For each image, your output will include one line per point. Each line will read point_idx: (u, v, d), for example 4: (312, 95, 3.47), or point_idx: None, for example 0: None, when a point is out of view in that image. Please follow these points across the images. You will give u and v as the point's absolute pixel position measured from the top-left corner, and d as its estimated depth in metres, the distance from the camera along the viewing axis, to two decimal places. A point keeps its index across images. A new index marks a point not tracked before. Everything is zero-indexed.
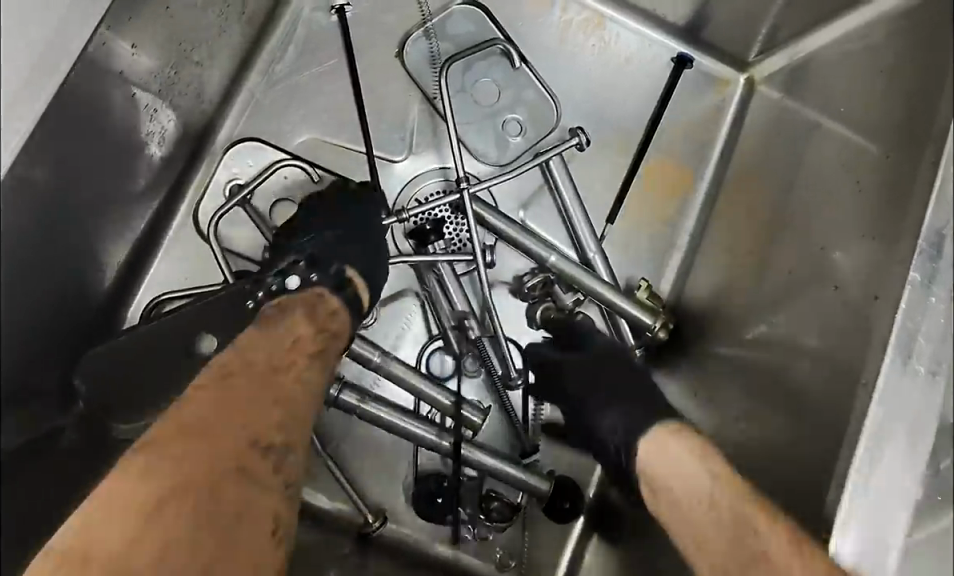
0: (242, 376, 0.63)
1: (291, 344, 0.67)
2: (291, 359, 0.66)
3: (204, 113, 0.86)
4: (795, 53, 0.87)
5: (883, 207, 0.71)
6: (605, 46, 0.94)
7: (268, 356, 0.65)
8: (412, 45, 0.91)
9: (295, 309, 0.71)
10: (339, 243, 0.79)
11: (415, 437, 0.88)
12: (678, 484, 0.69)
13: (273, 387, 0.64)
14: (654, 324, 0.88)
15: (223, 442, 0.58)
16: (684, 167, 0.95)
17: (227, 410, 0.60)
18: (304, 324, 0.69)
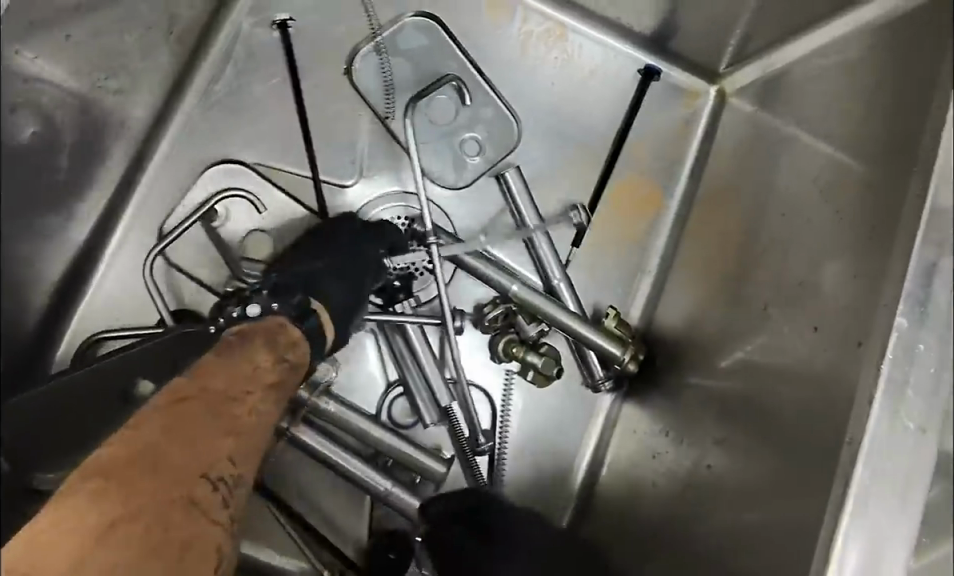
0: (199, 402, 0.52)
1: (253, 369, 0.58)
2: (252, 388, 0.57)
3: (135, 139, 0.77)
4: (768, 65, 0.83)
5: (839, 239, 0.63)
6: (568, 58, 0.89)
7: (230, 381, 0.55)
8: (361, 60, 0.84)
9: (257, 338, 0.60)
10: (317, 275, 0.71)
11: (362, 482, 0.76)
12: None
13: (232, 418, 0.54)
14: (622, 354, 0.80)
15: (176, 475, 0.48)
16: (652, 185, 0.90)
17: (187, 438, 0.49)
18: (263, 353, 0.59)
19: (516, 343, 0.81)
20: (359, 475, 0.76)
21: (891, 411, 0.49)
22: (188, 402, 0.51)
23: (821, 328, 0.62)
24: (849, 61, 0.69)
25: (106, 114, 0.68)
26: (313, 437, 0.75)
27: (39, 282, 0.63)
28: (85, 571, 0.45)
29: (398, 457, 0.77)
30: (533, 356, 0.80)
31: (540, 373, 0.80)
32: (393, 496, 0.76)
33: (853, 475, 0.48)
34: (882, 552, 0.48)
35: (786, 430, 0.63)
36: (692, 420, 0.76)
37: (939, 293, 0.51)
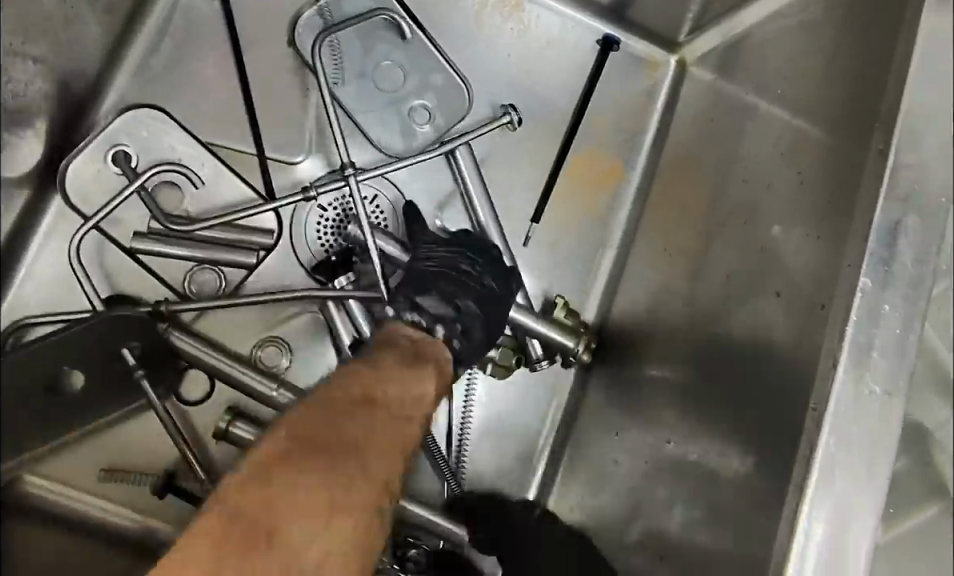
0: (377, 413, 0.48)
1: (414, 384, 0.52)
2: (421, 400, 0.52)
3: (68, 115, 0.74)
4: (728, 31, 0.81)
5: (801, 203, 0.61)
6: (525, 29, 0.86)
7: (398, 399, 0.51)
8: (304, 25, 0.81)
9: (418, 358, 0.55)
10: (470, 337, 0.65)
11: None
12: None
13: (402, 432, 0.49)
14: (575, 345, 0.77)
15: (348, 498, 0.43)
16: (613, 158, 0.88)
17: (330, 458, 0.44)
18: (429, 382, 0.54)
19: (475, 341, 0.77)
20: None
21: (855, 374, 0.47)
22: (362, 405, 0.48)
23: (782, 294, 0.60)
24: (808, 20, 0.67)
25: (32, 87, 0.64)
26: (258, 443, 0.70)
27: None
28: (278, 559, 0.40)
29: None
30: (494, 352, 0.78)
31: (498, 365, 0.79)
32: None
33: (818, 441, 0.46)
34: (848, 521, 0.45)
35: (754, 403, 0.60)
36: (657, 396, 0.73)
37: (902, 251, 0.49)
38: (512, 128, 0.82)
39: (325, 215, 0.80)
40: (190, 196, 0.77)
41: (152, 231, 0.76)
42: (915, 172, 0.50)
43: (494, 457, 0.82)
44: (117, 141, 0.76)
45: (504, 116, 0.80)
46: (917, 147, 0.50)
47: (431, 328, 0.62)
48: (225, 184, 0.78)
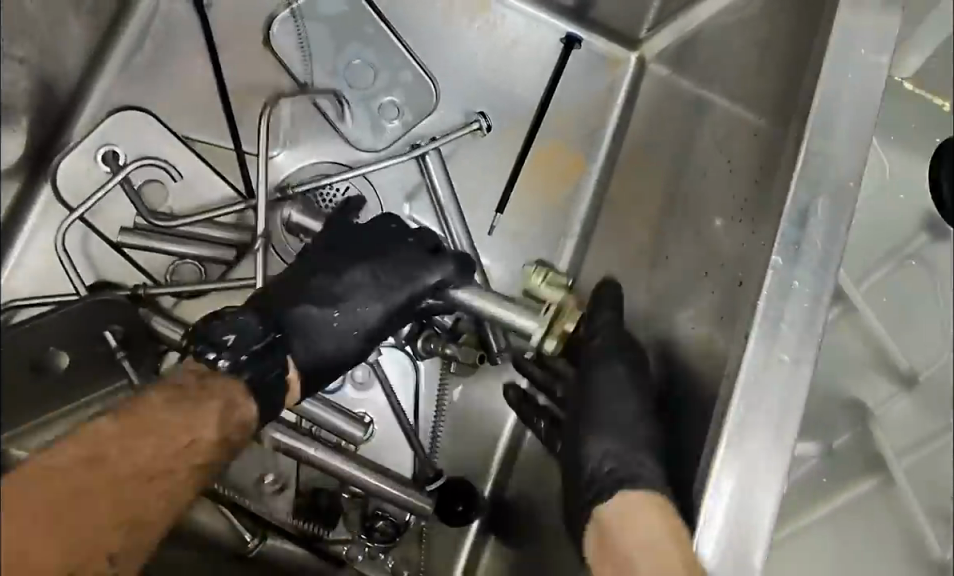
0: (148, 445, 0.55)
1: (190, 431, 0.56)
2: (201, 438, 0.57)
3: (54, 113, 0.78)
4: (683, 28, 0.85)
5: (737, 191, 0.66)
6: (491, 28, 0.90)
7: (158, 447, 0.55)
8: (279, 26, 0.85)
9: (204, 400, 0.58)
10: (340, 344, 0.68)
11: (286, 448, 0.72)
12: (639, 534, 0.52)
13: (174, 463, 0.56)
14: (534, 327, 0.67)
15: (86, 532, 0.51)
16: (576, 151, 0.92)
17: (91, 488, 0.52)
18: (212, 420, 0.57)
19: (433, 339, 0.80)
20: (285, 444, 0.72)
21: (766, 345, 0.51)
22: (137, 437, 0.55)
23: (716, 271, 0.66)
24: (749, 19, 0.71)
25: (18, 85, 0.69)
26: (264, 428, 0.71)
27: None
28: None
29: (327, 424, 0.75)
30: (451, 347, 0.79)
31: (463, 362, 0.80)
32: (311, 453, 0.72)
33: (729, 404, 0.50)
34: (757, 477, 0.50)
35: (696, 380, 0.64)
36: None
37: (812, 233, 0.53)
38: (482, 133, 0.88)
39: None
40: (174, 192, 0.81)
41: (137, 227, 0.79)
42: (826, 159, 0.54)
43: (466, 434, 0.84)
44: (106, 139, 0.80)
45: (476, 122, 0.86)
46: (828, 136, 0.54)
47: (236, 364, 0.61)
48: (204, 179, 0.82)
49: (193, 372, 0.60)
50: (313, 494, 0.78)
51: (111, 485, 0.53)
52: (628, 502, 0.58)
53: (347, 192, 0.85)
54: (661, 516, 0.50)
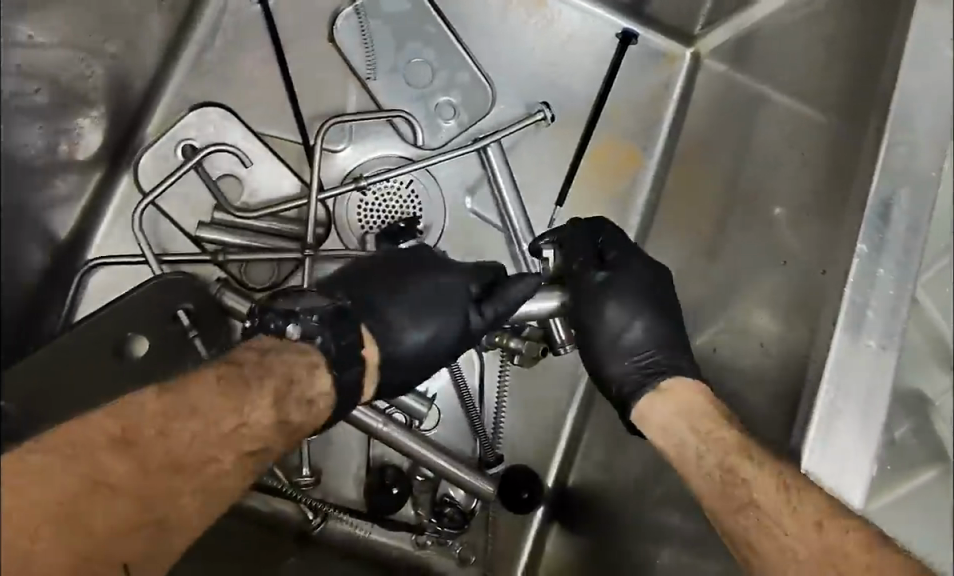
0: (192, 423, 0.56)
1: (231, 416, 0.57)
2: (245, 422, 0.58)
3: (129, 109, 0.81)
4: (740, 25, 0.86)
5: (807, 184, 0.67)
6: (548, 24, 0.92)
7: (199, 429, 0.56)
8: (343, 22, 0.87)
9: (253, 382, 0.59)
10: (423, 350, 0.68)
11: (359, 424, 0.76)
12: (666, 431, 0.63)
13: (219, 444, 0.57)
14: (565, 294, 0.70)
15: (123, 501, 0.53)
16: (632, 146, 0.93)
17: (132, 459, 0.54)
18: (261, 406, 0.58)
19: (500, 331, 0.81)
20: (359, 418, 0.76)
21: (852, 333, 0.53)
22: (185, 416, 0.56)
23: (790, 263, 0.66)
24: (815, 14, 0.72)
25: (96, 76, 0.72)
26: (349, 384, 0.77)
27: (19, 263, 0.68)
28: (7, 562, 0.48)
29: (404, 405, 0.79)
30: (515, 342, 0.79)
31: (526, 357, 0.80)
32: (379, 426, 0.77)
33: (817, 390, 0.53)
34: (846, 462, 0.53)
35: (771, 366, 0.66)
36: None
37: (895, 227, 0.54)
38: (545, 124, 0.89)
39: (365, 199, 0.86)
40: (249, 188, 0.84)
41: (214, 220, 0.81)
42: (907, 150, 0.56)
43: (529, 423, 0.86)
44: (184, 135, 0.84)
45: (539, 113, 0.87)
46: (907, 129, 0.56)
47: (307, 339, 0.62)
48: (274, 173, 0.84)
49: (254, 350, 0.61)
50: (379, 472, 0.80)
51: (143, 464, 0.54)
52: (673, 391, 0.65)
53: (411, 185, 0.87)
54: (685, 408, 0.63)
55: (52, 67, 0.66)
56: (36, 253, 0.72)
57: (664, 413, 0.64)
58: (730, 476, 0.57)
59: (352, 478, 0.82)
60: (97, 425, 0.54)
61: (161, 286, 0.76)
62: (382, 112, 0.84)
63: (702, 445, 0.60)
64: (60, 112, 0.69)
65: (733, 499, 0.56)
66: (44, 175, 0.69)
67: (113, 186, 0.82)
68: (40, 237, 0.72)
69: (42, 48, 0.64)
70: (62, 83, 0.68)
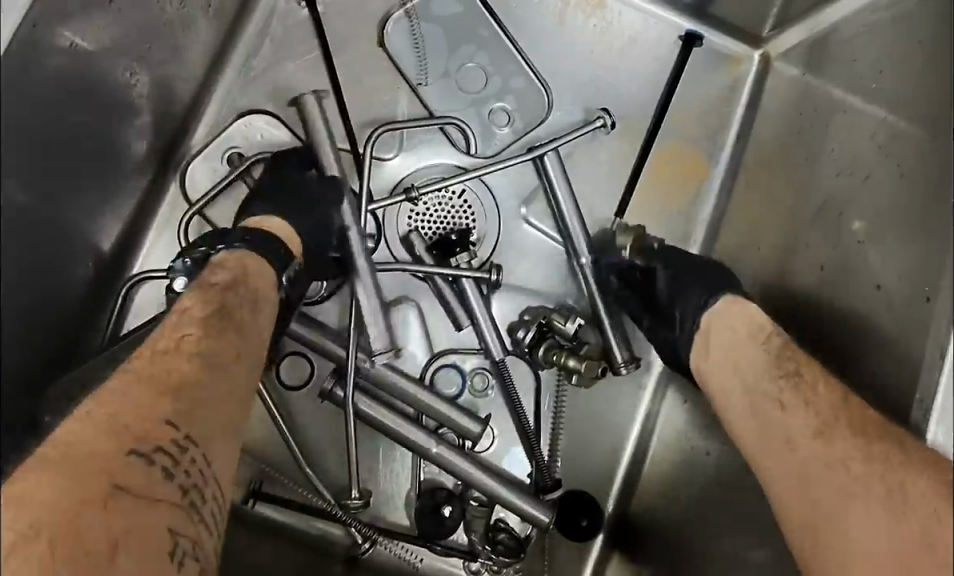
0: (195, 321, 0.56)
1: (185, 323, 0.55)
2: (238, 303, 0.59)
3: (176, 119, 0.79)
4: (814, 25, 0.80)
5: (900, 200, 0.62)
6: (607, 26, 0.87)
7: (210, 322, 0.56)
8: (392, 25, 0.84)
9: (231, 281, 0.60)
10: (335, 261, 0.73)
11: (405, 441, 0.74)
12: (731, 336, 0.66)
13: (233, 329, 0.57)
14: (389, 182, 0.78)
15: (182, 377, 0.52)
16: (698, 153, 0.88)
17: (177, 355, 0.53)
18: (231, 274, 0.60)
19: (556, 350, 0.77)
20: (407, 436, 0.74)
21: None
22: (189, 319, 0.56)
23: (883, 286, 0.61)
24: (903, 15, 0.67)
25: (143, 81, 0.70)
26: (365, 358, 0.75)
27: (62, 278, 0.67)
28: (113, 448, 0.46)
29: (452, 425, 0.76)
30: (574, 360, 0.76)
31: (584, 376, 0.76)
32: (427, 444, 0.74)
33: (927, 431, 0.51)
34: None
35: (869, 399, 0.61)
36: None
37: None
38: (605, 130, 0.84)
39: (416, 210, 0.82)
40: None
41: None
42: None
43: (587, 446, 0.82)
44: (233, 143, 0.82)
45: (597, 120, 0.83)
46: None
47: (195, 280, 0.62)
48: None
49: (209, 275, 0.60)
50: (432, 492, 0.77)
51: (167, 385, 0.51)
52: (736, 309, 0.67)
53: (463, 195, 0.84)
54: (744, 314, 0.66)
55: (99, 75, 0.64)
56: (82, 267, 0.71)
57: (726, 326, 0.67)
58: (785, 355, 0.61)
59: (400, 500, 0.79)
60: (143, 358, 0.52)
61: None
62: (435, 119, 0.80)
63: (759, 334, 0.64)
64: (109, 121, 0.68)
65: (780, 368, 0.60)
66: (90, 189, 0.68)
67: (161, 195, 0.81)
68: (87, 250, 0.70)
69: (89, 55, 0.61)
70: (109, 93, 0.66)
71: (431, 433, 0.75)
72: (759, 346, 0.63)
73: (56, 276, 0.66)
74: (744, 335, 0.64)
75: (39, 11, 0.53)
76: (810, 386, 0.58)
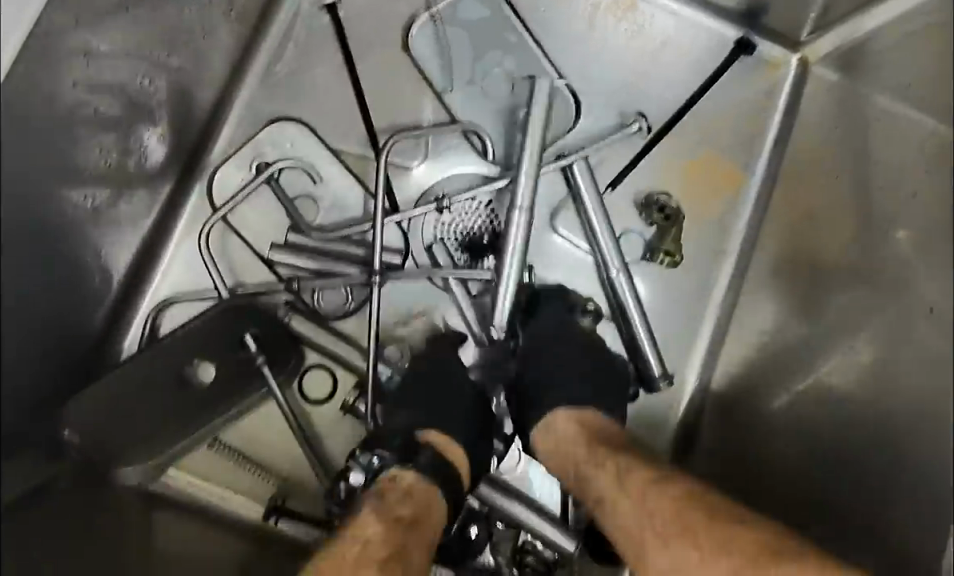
0: (355, 548, 0.55)
1: (358, 557, 0.55)
2: (402, 534, 0.58)
3: (197, 127, 0.77)
4: (854, 31, 0.77)
5: None
6: (638, 30, 0.84)
7: (372, 546, 0.56)
8: (417, 29, 0.81)
9: (397, 506, 0.60)
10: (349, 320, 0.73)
11: None
12: (570, 445, 0.66)
13: (401, 560, 0.56)
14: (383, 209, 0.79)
15: None
16: (735, 161, 0.85)
17: None
18: (403, 506, 0.60)
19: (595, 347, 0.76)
20: None
21: None
22: (352, 545, 0.56)
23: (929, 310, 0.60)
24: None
25: (162, 87, 0.68)
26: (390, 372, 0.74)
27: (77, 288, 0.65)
28: None
29: None
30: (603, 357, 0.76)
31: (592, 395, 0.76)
32: None
33: None
34: None
35: None
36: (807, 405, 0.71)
37: None
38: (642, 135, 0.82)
39: (441, 219, 0.80)
40: (325, 208, 0.80)
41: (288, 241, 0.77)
42: None
43: None
44: (258, 152, 0.80)
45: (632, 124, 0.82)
46: None
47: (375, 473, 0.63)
48: (346, 190, 0.80)
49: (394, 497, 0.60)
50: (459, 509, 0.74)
51: None
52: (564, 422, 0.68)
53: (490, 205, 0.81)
54: (578, 423, 0.67)
55: (117, 81, 0.63)
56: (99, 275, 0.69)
57: (565, 438, 0.67)
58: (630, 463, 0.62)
59: None
60: None
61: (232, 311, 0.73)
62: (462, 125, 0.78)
63: (595, 451, 0.64)
64: (125, 129, 0.66)
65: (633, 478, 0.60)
66: (107, 197, 0.66)
67: (182, 205, 0.79)
68: (102, 258, 0.69)
69: (103, 61, 0.60)
70: (128, 101, 0.65)
71: None
72: (608, 462, 0.62)
73: (72, 286, 0.64)
74: (584, 449, 0.65)
75: (55, 19, 0.52)
76: (659, 491, 0.58)
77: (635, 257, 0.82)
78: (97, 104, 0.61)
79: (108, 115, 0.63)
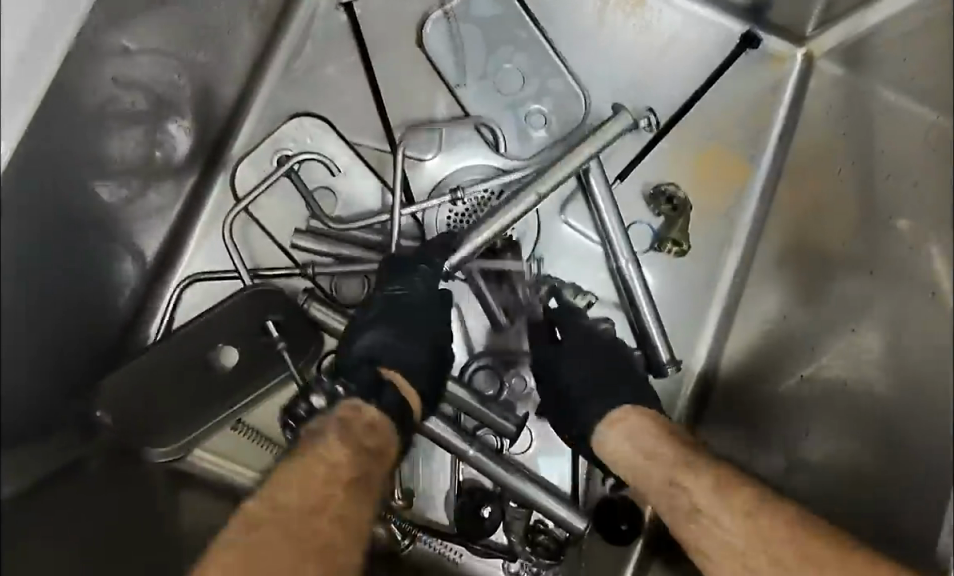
0: (314, 473, 0.57)
1: (311, 485, 0.56)
2: (358, 464, 0.59)
3: (219, 121, 0.80)
4: (857, 25, 0.79)
5: None
6: (647, 26, 0.86)
7: (328, 474, 0.57)
8: (431, 26, 0.84)
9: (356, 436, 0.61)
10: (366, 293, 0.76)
11: (445, 443, 0.74)
12: (636, 445, 0.68)
13: (353, 489, 0.58)
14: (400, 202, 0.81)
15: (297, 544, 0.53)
16: (741, 154, 0.87)
17: (294, 515, 0.55)
18: (365, 438, 0.61)
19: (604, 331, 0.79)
20: (442, 436, 0.74)
21: None
22: (309, 472, 0.57)
23: None
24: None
25: (188, 84, 0.71)
26: None
27: (107, 275, 0.68)
28: None
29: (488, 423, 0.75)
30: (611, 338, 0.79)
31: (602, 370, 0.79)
32: (464, 447, 0.74)
33: None
34: None
35: None
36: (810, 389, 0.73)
37: None
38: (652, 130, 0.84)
39: (454, 210, 0.82)
40: (342, 200, 0.82)
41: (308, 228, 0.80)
42: None
43: None
44: (278, 145, 0.82)
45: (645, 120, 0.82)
46: None
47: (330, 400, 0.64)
48: (363, 182, 0.83)
49: (354, 422, 0.62)
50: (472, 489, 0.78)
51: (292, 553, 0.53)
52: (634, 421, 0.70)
53: None
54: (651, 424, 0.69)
55: (147, 77, 0.65)
56: (127, 262, 0.72)
57: (631, 437, 0.69)
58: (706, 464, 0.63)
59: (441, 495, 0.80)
60: (263, 524, 0.54)
61: (253, 296, 0.76)
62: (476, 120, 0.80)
63: (666, 452, 0.65)
64: (154, 123, 0.69)
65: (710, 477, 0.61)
66: (136, 188, 0.69)
67: (205, 196, 0.81)
68: (130, 246, 0.71)
69: (136, 57, 0.63)
70: (157, 95, 0.68)
71: (468, 436, 0.75)
72: (683, 462, 0.64)
73: (101, 273, 0.67)
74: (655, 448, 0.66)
75: (96, 17, 0.54)
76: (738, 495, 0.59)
77: (644, 247, 0.85)
78: (129, 99, 0.64)
79: (138, 110, 0.66)
